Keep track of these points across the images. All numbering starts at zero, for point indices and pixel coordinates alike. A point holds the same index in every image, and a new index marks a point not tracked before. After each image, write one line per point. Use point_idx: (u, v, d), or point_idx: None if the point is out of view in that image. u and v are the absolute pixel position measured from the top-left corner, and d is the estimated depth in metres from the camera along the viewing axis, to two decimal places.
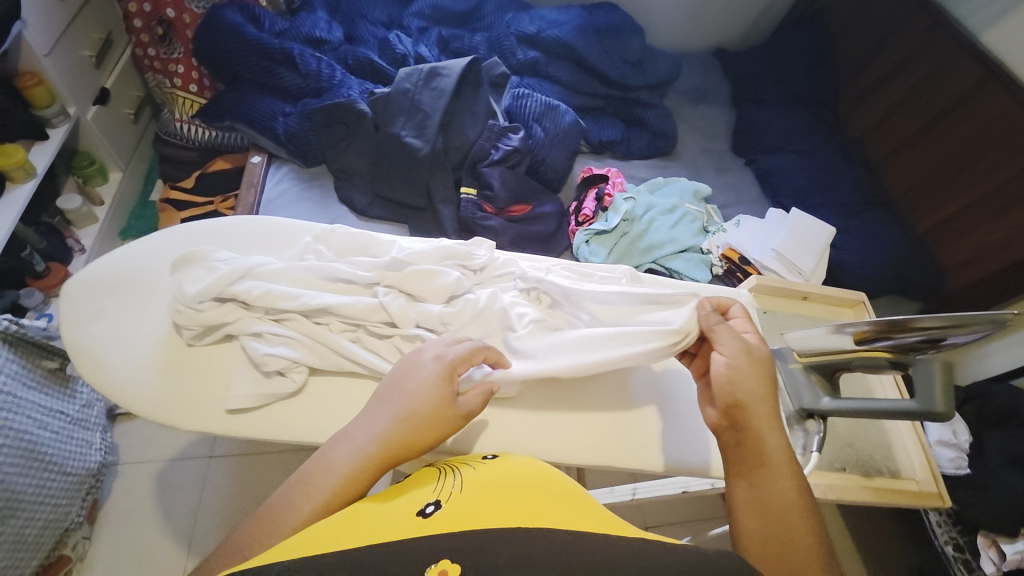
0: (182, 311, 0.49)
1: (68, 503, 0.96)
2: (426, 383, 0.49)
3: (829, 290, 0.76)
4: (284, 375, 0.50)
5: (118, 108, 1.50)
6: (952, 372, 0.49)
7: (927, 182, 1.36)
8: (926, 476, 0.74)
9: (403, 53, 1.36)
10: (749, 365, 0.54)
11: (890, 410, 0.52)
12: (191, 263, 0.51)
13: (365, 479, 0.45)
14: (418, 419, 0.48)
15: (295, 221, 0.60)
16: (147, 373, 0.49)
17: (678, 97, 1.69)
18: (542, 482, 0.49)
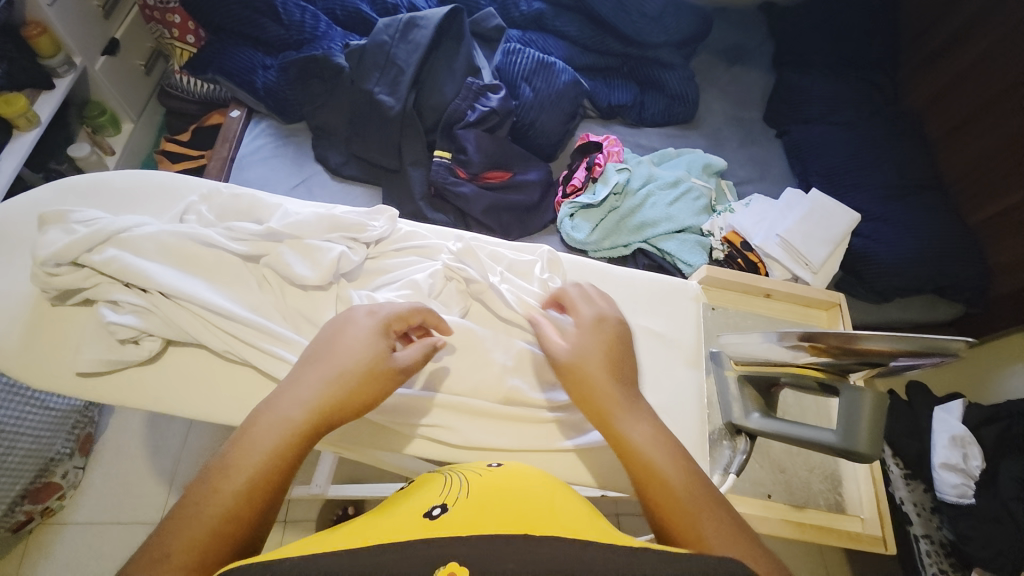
0: (36, 273, 0.47)
1: (52, 435, 1.04)
2: (360, 338, 0.47)
3: (796, 287, 0.66)
4: (137, 343, 0.48)
5: (129, 59, 1.50)
6: (884, 408, 0.41)
7: (988, 167, 1.15)
8: (873, 515, 0.64)
9: (394, 3, 1.28)
10: (596, 352, 0.49)
11: (807, 440, 0.45)
12: (56, 223, 0.49)
13: (291, 451, 0.41)
14: (349, 377, 0.45)
15: (185, 180, 0.58)
16: (5, 331, 0.48)
17: (709, 58, 1.50)
18: (558, 496, 0.45)
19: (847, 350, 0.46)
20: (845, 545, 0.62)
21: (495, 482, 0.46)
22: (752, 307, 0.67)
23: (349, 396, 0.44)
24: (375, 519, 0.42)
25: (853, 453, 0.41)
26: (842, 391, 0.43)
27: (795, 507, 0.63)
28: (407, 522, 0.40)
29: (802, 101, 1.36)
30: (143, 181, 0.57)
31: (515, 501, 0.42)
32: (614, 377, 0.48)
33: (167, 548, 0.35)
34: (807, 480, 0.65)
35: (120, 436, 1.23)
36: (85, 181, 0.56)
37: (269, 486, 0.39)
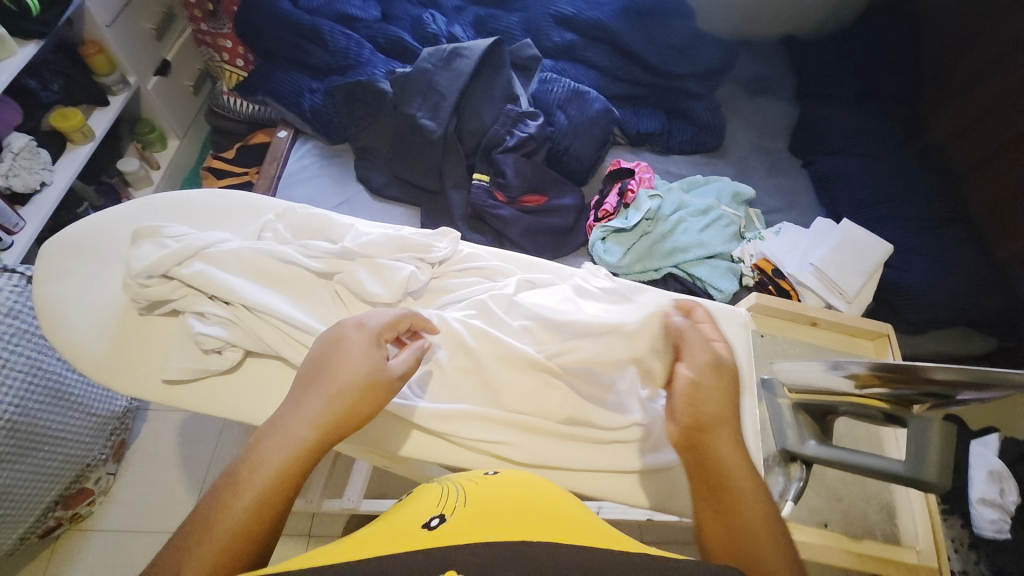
0: (131, 284, 0.51)
1: (91, 440, 1.06)
2: (355, 352, 0.48)
3: (843, 317, 0.69)
4: (221, 354, 0.51)
5: (179, 80, 1.56)
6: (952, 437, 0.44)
7: (1014, 202, 1.15)
8: (930, 548, 0.65)
9: (434, 33, 1.33)
10: (717, 370, 0.50)
11: (870, 468, 0.47)
12: (150, 235, 0.52)
13: (296, 468, 0.43)
14: (348, 390, 0.46)
15: (262, 199, 0.61)
16: (97, 340, 0.51)
17: (734, 89, 1.53)
18: (558, 505, 0.47)
19: (896, 378, 0.47)
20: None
21: (495, 491, 0.49)
22: (798, 336, 0.70)
23: (349, 408, 0.46)
24: (375, 531, 0.45)
25: (922, 481, 0.44)
26: (912, 422, 0.45)
27: (851, 537, 0.66)
28: (407, 531, 0.43)
29: (827, 134, 1.39)
30: (221, 198, 0.61)
31: (517, 510, 0.45)
32: (725, 406, 0.49)
33: (183, 562, 0.37)
34: (863, 510, 0.69)
35: (152, 443, 1.24)
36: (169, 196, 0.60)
37: (279, 501, 0.41)
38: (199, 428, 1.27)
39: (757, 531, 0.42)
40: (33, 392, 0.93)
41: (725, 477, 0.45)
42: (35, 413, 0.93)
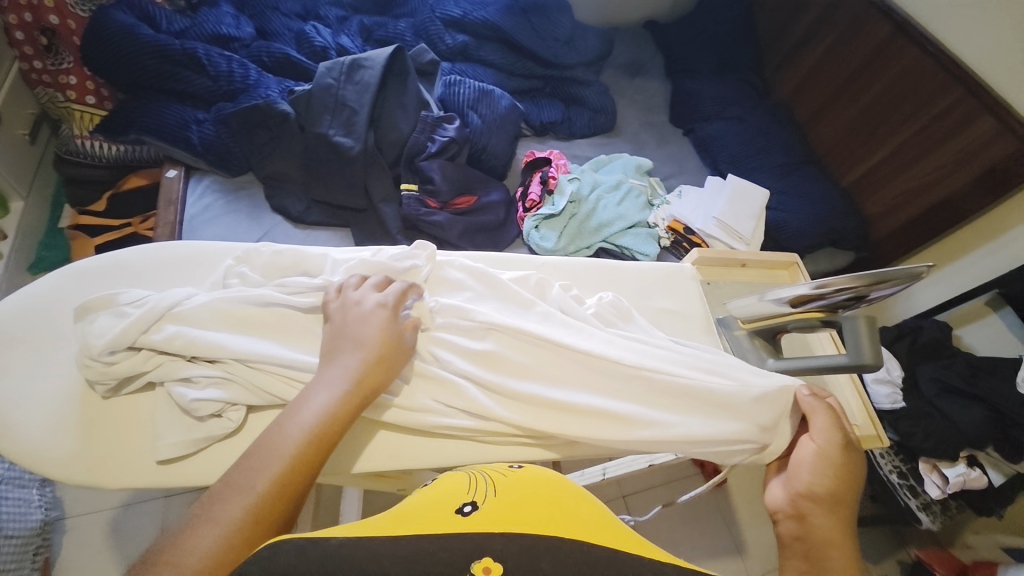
0: (93, 366, 0.52)
1: (16, 567, 0.88)
2: (382, 324, 0.56)
3: (764, 254, 0.87)
4: (221, 416, 0.53)
5: (12, 129, 1.31)
6: (875, 324, 0.57)
7: (850, 138, 1.43)
8: (866, 421, 0.81)
9: (323, 46, 1.28)
10: (844, 464, 0.56)
11: (827, 366, 0.61)
12: (104, 309, 0.55)
13: (339, 423, 0.50)
14: (379, 357, 0.55)
15: (229, 249, 0.65)
16: (59, 439, 0.52)
17: (614, 72, 1.68)
18: (576, 500, 0.49)
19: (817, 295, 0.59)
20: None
21: (518, 483, 0.50)
22: (735, 276, 0.87)
23: (383, 371, 0.54)
24: (409, 506, 0.45)
25: (863, 365, 0.57)
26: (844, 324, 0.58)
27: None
28: (443, 511, 0.43)
29: (698, 103, 1.58)
30: (170, 255, 0.65)
31: (542, 504, 0.46)
32: (844, 502, 0.54)
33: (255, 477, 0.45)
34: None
35: (78, 554, 1.05)
36: (103, 267, 0.63)
37: (329, 442, 0.49)
38: (136, 522, 1.09)
39: None
40: None
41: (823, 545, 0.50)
42: None
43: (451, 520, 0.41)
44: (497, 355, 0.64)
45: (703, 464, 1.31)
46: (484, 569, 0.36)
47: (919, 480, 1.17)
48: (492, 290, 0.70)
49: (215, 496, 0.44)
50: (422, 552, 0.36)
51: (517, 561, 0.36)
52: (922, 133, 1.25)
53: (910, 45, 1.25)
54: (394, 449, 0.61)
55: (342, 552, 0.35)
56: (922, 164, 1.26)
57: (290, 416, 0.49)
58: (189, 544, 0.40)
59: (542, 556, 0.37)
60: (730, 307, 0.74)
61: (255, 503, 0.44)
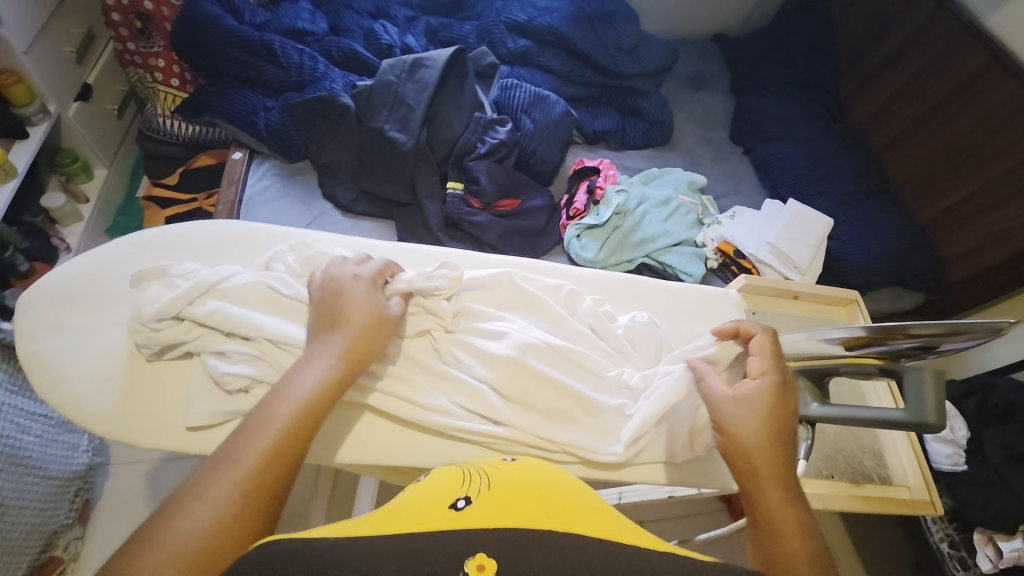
0: (140, 329, 0.55)
1: (55, 505, 0.95)
2: (362, 297, 0.57)
3: (819, 289, 0.81)
4: (247, 392, 0.55)
5: (102, 104, 1.43)
6: (943, 381, 0.53)
7: (929, 170, 1.31)
8: (919, 483, 0.74)
9: (389, 44, 1.31)
10: (757, 401, 0.54)
11: (881, 420, 0.55)
12: (158, 277, 0.59)
13: (324, 399, 0.50)
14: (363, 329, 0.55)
15: (277, 232, 0.69)
16: (102, 395, 0.56)
17: (676, 85, 1.62)
18: (570, 492, 0.48)
19: (879, 337, 0.56)
20: (905, 512, 0.72)
21: (514, 476, 0.50)
22: (784, 309, 0.82)
23: (369, 341, 0.55)
24: (402, 502, 0.45)
25: (924, 424, 0.52)
26: (907, 376, 0.53)
27: (856, 483, 0.73)
28: (434, 508, 0.43)
29: (763, 121, 1.50)
30: (223, 233, 0.69)
31: (533, 497, 0.45)
32: (773, 447, 0.52)
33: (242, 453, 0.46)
34: (859, 458, 0.76)
35: (117, 500, 1.12)
36: (163, 239, 0.67)
37: (317, 414, 0.50)
38: (171, 477, 1.16)
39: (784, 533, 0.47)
40: None
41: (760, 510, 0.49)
42: None
43: (441, 517, 0.41)
44: (520, 365, 0.63)
45: (730, 502, 1.24)
46: (478, 565, 0.36)
47: (971, 553, 1.07)
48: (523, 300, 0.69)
49: (209, 471, 0.44)
50: (415, 551, 0.36)
51: (510, 559, 0.36)
52: (1013, 173, 1.14)
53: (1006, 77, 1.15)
54: (408, 447, 0.61)
55: (333, 552, 0.36)
56: (1010, 207, 1.14)
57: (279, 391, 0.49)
58: (187, 516, 0.42)
59: (532, 553, 0.37)
60: (777, 342, 0.70)
61: (247, 473, 0.45)
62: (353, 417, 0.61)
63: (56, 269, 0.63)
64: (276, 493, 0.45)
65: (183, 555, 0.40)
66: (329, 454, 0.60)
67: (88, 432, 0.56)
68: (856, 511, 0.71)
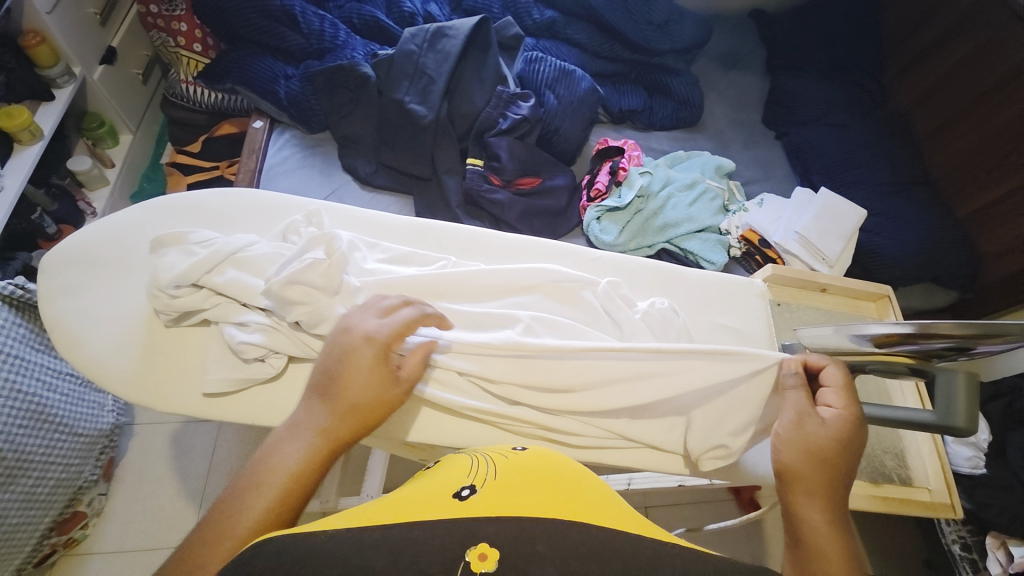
0: (158, 295, 0.57)
1: (80, 462, 0.99)
2: (364, 370, 0.52)
3: (849, 282, 0.78)
4: (263, 361, 0.58)
5: (126, 68, 1.43)
6: (975, 383, 0.51)
7: (973, 161, 1.24)
8: (940, 487, 0.73)
9: (411, 12, 1.28)
10: (834, 433, 0.51)
11: (906, 421, 0.54)
12: (177, 244, 0.59)
13: (305, 480, 0.47)
14: (359, 407, 0.51)
15: (293, 201, 0.69)
16: (120, 358, 0.58)
17: (708, 63, 1.55)
18: (578, 479, 0.48)
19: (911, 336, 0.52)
20: (924, 514, 0.71)
21: (521, 464, 0.50)
22: (811, 301, 0.79)
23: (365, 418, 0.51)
24: (408, 488, 0.46)
25: (952, 427, 0.51)
26: (937, 377, 0.52)
27: (874, 483, 0.71)
28: (442, 494, 0.44)
29: (798, 105, 1.43)
30: (240, 201, 0.68)
31: (540, 486, 0.45)
32: (834, 468, 0.50)
33: (215, 549, 0.42)
34: (879, 458, 0.74)
35: (141, 458, 1.17)
36: (180, 207, 0.67)
37: (294, 500, 0.46)
38: (193, 437, 1.20)
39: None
40: (9, 415, 0.85)
41: (812, 539, 0.46)
42: (12, 438, 0.85)
43: (448, 505, 0.42)
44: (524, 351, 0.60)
45: (739, 492, 1.24)
46: (480, 554, 0.35)
47: (983, 556, 1.06)
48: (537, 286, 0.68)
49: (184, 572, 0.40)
50: (412, 539, 0.36)
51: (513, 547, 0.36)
52: None
53: None
54: (421, 422, 0.62)
55: (334, 544, 0.36)
56: None
57: (261, 474, 0.46)
58: None
59: (536, 539, 0.37)
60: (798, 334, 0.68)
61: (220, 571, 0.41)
62: None
63: (75, 233, 0.63)
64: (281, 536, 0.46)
65: None
66: None
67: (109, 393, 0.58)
68: (872, 511, 0.69)
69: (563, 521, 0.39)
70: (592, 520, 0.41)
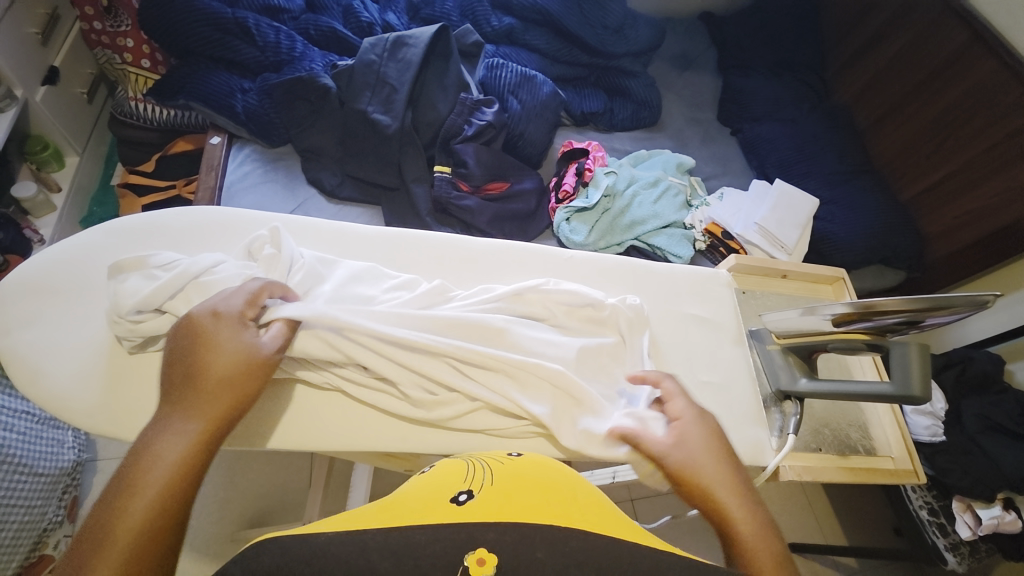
0: (119, 322, 0.54)
1: (45, 503, 0.93)
2: (219, 344, 0.51)
3: (807, 267, 0.83)
4: None
5: (70, 88, 1.37)
6: (927, 354, 0.54)
7: (913, 149, 1.33)
8: (903, 454, 0.77)
9: (369, 22, 1.27)
10: (700, 447, 0.53)
11: (868, 393, 0.58)
12: (141, 267, 0.58)
13: (192, 466, 0.45)
14: (225, 380, 0.50)
15: (260, 216, 0.68)
16: (85, 389, 0.55)
17: (663, 65, 1.61)
18: (572, 486, 0.49)
19: (863, 311, 0.56)
20: (889, 481, 0.75)
21: (517, 470, 0.51)
22: (773, 288, 0.83)
23: (235, 389, 0.50)
24: (404, 493, 0.46)
25: (909, 396, 0.55)
26: (892, 351, 0.55)
27: (842, 455, 0.75)
28: (437, 497, 0.44)
29: (750, 101, 1.50)
30: (206, 220, 0.67)
31: (536, 492, 0.46)
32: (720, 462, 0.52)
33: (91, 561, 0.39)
34: (846, 431, 0.78)
35: None
36: (143, 229, 0.65)
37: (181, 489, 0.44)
38: None
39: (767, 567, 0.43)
40: None
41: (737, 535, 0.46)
42: None
43: (444, 507, 0.42)
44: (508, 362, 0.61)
45: None
46: (479, 560, 0.36)
47: (949, 519, 1.12)
48: (515, 292, 0.68)
49: None
50: (409, 545, 0.36)
51: (512, 555, 0.37)
52: (992, 152, 1.16)
53: (987, 55, 1.16)
54: (405, 431, 0.62)
55: (332, 550, 0.35)
56: (990, 184, 1.16)
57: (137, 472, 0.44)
58: None
59: (535, 546, 0.37)
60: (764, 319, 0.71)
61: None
62: (344, 406, 0.62)
63: (28, 261, 0.60)
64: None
65: None
66: (326, 439, 0.60)
67: (74, 426, 0.55)
68: (843, 482, 0.73)
69: (557, 527, 0.40)
70: (586, 526, 0.41)
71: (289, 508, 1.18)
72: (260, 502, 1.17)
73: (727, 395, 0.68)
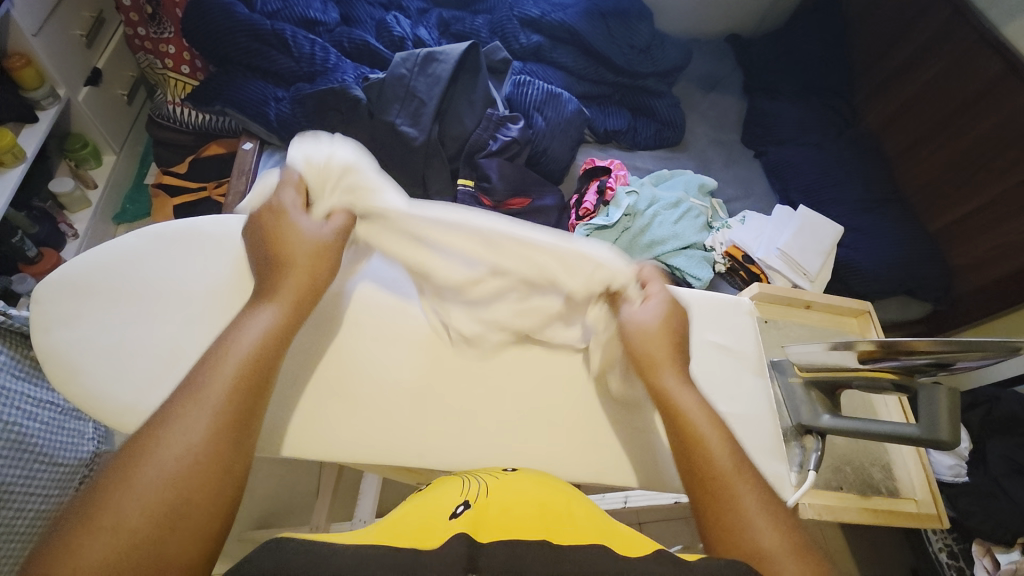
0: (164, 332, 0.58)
1: (61, 492, 0.95)
2: (293, 228, 0.59)
3: (832, 299, 0.82)
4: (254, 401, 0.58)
5: (111, 89, 1.42)
6: (957, 401, 0.53)
7: (941, 180, 1.31)
8: (926, 497, 0.75)
9: (401, 36, 1.30)
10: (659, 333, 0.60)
11: (894, 435, 0.57)
12: (196, 279, 0.63)
13: (270, 349, 0.51)
14: (304, 258, 0.57)
15: None
16: (118, 390, 0.57)
17: (689, 85, 1.60)
18: (568, 501, 0.50)
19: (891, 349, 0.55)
20: (911, 525, 0.73)
21: (509, 483, 0.51)
22: (797, 318, 0.82)
23: (312, 270, 0.57)
24: (402, 513, 0.48)
25: (937, 441, 0.53)
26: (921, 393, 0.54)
27: (863, 495, 0.74)
28: (436, 516, 0.45)
29: (775, 125, 1.49)
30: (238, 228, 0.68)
31: (531, 506, 0.47)
32: (670, 345, 0.60)
33: (171, 439, 0.43)
34: (868, 470, 0.76)
35: None
36: (177, 234, 0.66)
37: (254, 373, 0.49)
38: None
39: (727, 476, 0.50)
40: None
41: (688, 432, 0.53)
42: None
43: (443, 526, 0.43)
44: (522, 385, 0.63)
45: None
46: None
47: (969, 564, 1.09)
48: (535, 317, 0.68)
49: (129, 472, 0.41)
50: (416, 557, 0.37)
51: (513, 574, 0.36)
52: None
53: (1022, 88, 1.14)
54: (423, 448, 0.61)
55: (342, 561, 0.36)
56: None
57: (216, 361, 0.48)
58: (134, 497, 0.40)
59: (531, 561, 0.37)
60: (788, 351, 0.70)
61: (194, 447, 0.43)
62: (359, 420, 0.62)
63: (70, 260, 0.63)
64: (244, 451, 0.46)
65: (145, 495, 0.40)
66: (341, 452, 0.60)
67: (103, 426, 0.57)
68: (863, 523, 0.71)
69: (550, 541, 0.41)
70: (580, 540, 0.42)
71: (297, 512, 1.19)
72: (269, 503, 1.19)
73: (745, 430, 0.67)
